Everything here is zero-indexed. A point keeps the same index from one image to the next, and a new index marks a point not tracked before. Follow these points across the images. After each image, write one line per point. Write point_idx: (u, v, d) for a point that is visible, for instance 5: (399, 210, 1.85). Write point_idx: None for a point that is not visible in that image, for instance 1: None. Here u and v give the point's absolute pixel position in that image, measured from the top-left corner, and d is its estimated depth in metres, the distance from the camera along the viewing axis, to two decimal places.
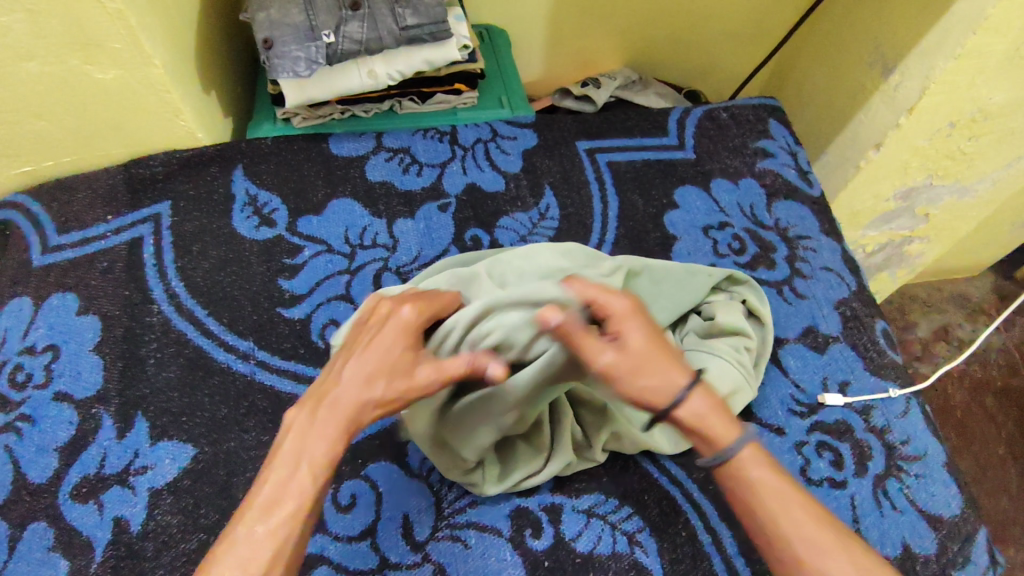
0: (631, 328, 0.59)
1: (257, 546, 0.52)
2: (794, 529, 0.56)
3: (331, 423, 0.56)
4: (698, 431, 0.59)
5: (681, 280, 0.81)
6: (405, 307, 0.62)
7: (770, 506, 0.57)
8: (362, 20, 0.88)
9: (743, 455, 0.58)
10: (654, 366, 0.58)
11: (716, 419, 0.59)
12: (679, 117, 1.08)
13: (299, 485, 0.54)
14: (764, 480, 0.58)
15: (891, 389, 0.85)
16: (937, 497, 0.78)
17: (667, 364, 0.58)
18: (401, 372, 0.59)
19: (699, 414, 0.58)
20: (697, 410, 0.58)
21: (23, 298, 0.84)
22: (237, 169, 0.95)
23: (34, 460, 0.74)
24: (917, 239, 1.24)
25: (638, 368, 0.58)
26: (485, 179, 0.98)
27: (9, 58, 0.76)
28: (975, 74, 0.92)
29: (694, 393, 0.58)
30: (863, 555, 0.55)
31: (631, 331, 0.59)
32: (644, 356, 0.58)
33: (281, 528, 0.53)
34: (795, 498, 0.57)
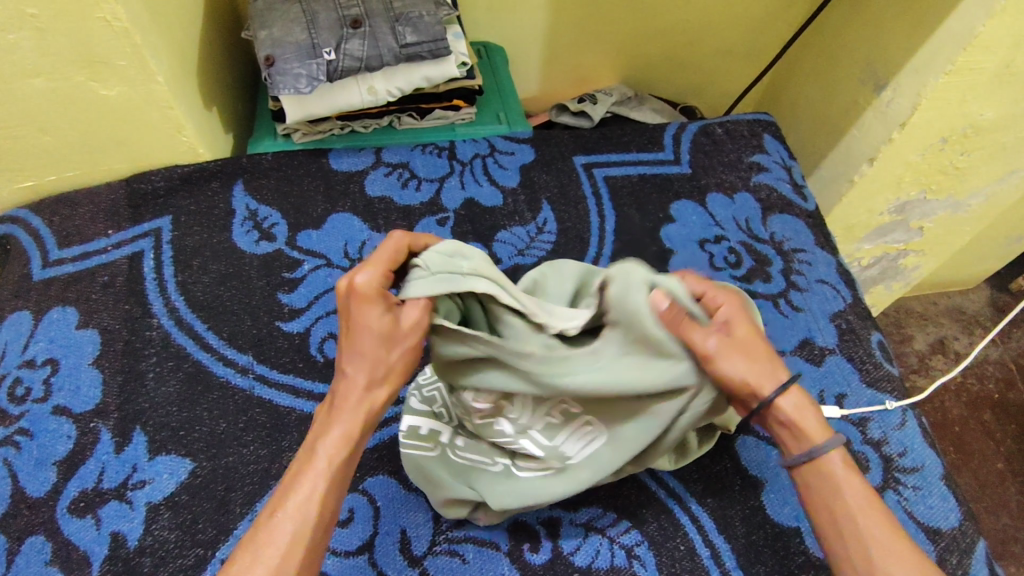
0: (739, 320, 0.57)
1: (286, 529, 0.52)
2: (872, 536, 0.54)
3: (350, 415, 0.56)
4: (791, 424, 0.58)
5: None
6: (360, 275, 0.58)
7: (842, 496, 0.56)
8: (363, 38, 0.89)
9: (833, 456, 0.57)
10: (756, 356, 0.57)
11: (808, 413, 0.58)
12: (674, 132, 1.10)
13: (314, 470, 0.55)
14: (843, 481, 0.57)
15: (887, 401, 0.85)
16: (936, 509, 0.78)
17: (769, 361, 0.57)
18: (398, 338, 0.57)
19: (792, 411, 0.58)
20: (790, 407, 0.57)
21: (24, 311, 0.84)
22: (238, 184, 0.96)
23: (33, 474, 0.74)
24: (912, 252, 1.25)
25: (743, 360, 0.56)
26: (484, 194, 0.99)
27: (16, 74, 0.77)
28: (965, 92, 0.94)
29: (788, 388, 0.57)
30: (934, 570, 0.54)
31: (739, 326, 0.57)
32: (745, 345, 0.56)
33: (312, 517, 0.53)
34: (877, 510, 0.55)
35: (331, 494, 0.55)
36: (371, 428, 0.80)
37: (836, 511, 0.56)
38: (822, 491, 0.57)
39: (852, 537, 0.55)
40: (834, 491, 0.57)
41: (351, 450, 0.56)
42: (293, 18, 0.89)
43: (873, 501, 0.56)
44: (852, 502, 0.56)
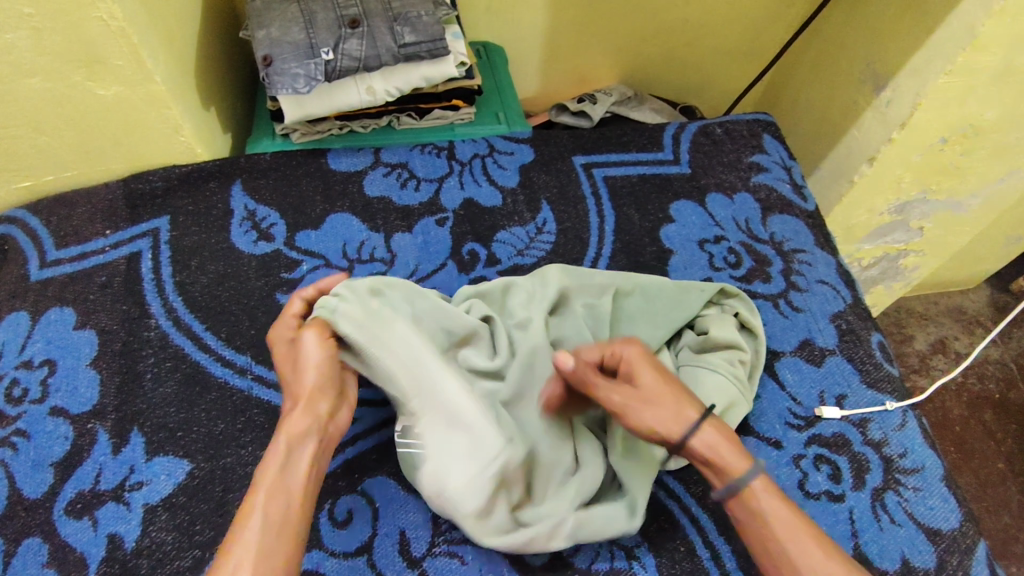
0: (642, 367, 0.68)
1: (243, 557, 0.54)
2: (805, 559, 0.58)
3: (284, 444, 0.61)
4: (708, 459, 0.64)
5: (674, 297, 0.83)
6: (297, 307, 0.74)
7: (769, 525, 0.60)
8: (361, 38, 0.89)
9: (754, 486, 0.62)
10: (664, 400, 0.65)
11: (725, 448, 0.64)
12: (674, 132, 1.09)
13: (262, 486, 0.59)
14: (769, 509, 0.61)
15: (888, 402, 0.85)
16: (936, 510, 0.78)
17: (676, 401, 0.65)
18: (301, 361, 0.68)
19: (711, 445, 0.64)
20: (708, 441, 0.64)
21: (21, 312, 0.84)
22: (236, 184, 0.96)
23: (29, 475, 0.73)
24: (912, 252, 1.25)
25: (640, 408, 0.65)
26: (483, 194, 0.99)
27: (12, 74, 0.77)
28: (965, 91, 0.93)
29: (702, 422, 0.64)
30: None
31: (643, 374, 0.67)
32: (655, 392, 0.66)
33: (268, 540, 0.56)
34: (805, 533, 0.59)
35: (277, 499, 0.58)
36: (369, 428, 0.79)
37: (768, 542, 0.60)
38: (755, 524, 0.61)
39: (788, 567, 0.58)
40: (766, 529, 0.60)
41: (287, 463, 0.61)
42: (290, 18, 0.89)
43: (801, 521, 0.60)
44: (780, 527, 0.60)
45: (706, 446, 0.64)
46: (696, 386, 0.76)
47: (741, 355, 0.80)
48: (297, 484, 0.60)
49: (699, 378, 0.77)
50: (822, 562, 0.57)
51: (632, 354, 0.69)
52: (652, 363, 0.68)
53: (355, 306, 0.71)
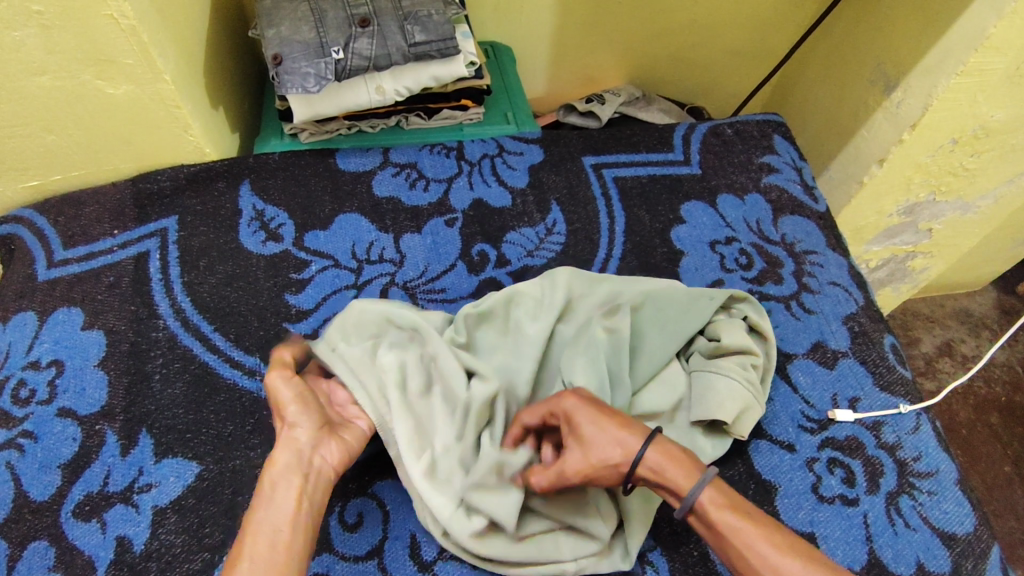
0: (581, 414, 0.66)
1: None
2: (761, 563, 0.58)
3: (269, 478, 0.62)
4: (661, 481, 0.63)
5: (684, 307, 0.82)
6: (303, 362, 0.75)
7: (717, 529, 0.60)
8: (371, 37, 0.88)
9: (702, 500, 0.62)
10: (608, 445, 0.64)
11: (676, 467, 0.63)
12: (684, 133, 1.09)
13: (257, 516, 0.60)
14: (719, 521, 0.61)
15: (901, 405, 0.84)
16: (950, 515, 0.77)
17: (618, 436, 0.65)
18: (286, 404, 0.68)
19: (657, 468, 0.63)
20: (654, 466, 0.64)
21: (28, 312, 0.83)
22: (245, 184, 0.95)
23: (36, 478, 0.73)
24: (920, 254, 1.25)
25: (598, 466, 0.64)
26: (492, 195, 0.99)
27: (21, 72, 0.77)
28: (976, 92, 0.93)
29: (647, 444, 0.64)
30: None
31: (584, 424, 0.65)
32: (600, 441, 0.64)
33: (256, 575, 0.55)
34: (758, 535, 0.59)
35: (270, 527, 0.59)
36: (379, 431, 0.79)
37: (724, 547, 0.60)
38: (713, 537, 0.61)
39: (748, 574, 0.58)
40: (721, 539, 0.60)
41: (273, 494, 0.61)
42: (300, 17, 0.88)
43: (746, 522, 0.60)
44: (729, 531, 0.60)
45: (653, 470, 0.63)
46: (708, 391, 0.76)
47: (754, 360, 0.79)
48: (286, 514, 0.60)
49: (711, 385, 0.76)
50: (775, 561, 0.57)
51: (574, 405, 0.67)
52: (591, 412, 0.66)
53: (353, 349, 0.75)
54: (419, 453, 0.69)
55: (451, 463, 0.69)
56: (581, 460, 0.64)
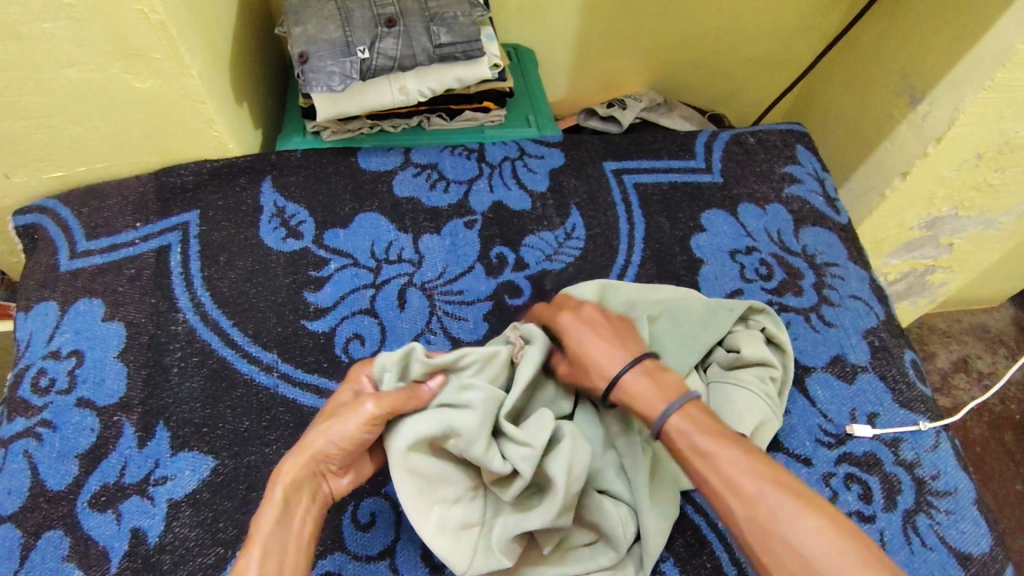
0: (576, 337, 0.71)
1: None
2: (728, 482, 0.57)
3: (281, 493, 0.61)
4: (635, 406, 0.65)
5: (703, 318, 0.81)
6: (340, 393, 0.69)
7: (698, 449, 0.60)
8: (397, 37, 0.89)
9: (672, 422, 0.62)
10: (593, 355, 0.69)
11: (648, 395, 0.64)
12: (706, 140, 1.08)
13: (260, 528, 0.59)
14: (690, 442, 0.60)
15: (921, 422, 0.83)
16: (967, 535, 0.76)
17: (604, 355, 0.68)
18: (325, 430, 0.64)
19: (633, 393, 0.65)
20: (632, 391, 0.65)
21: (50, 302, 0.84)
22: (266, 180, 0.95)
23: (54, 467, 0.73)
24: (940, 269, 1.23)
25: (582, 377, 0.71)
26: (512, 198, 0.98)
27: (51, 64, 0.77)
28: (1004, 107, 0.92)
29: (633, 368, 0.66)
30: (796, 496, 0.55)
31: (575, 331, 0.71)
32: (585, 350, 0.69)
33: None
34: (727, 456, 0.58)
35: (269, 544, 0.58)
36: None
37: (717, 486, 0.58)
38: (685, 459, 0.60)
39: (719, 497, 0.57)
40: (692, 462, 0.60)
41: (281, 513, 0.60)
42: (326, 16, 0.88)
43: (711, 440, 0.59)
44: (696, 452, 0.59)
45: (626, 393, 0.66)
46: (728, 402, 0.75)
47: (772, 372, 0.79)
48: (290, 537, 0.59)
49: (730, 396, 0.76)
50: (743, 476, 0.57)
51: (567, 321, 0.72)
52: (590, 330, 0.70)
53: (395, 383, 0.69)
54: (428, 509, 0.65)
55: (462, 516, 0.66)
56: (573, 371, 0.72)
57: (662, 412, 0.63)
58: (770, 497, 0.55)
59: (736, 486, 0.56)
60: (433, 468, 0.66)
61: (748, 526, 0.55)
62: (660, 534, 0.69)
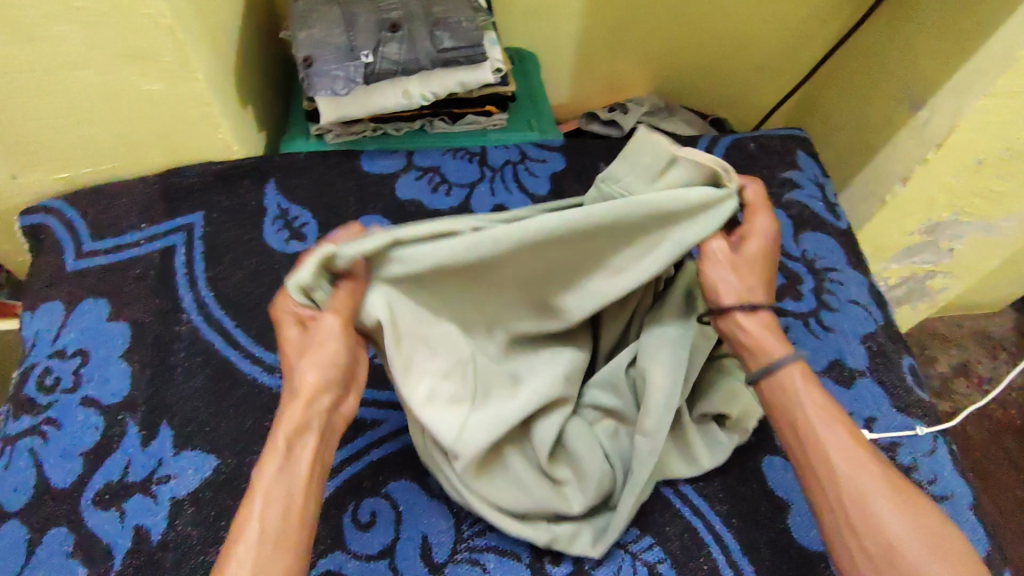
0: (754, 241, 0.67)
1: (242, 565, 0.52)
2: (828, 437, 0.59)
3: (283, 440, 0.57)
4: (749, 338, 0.64)
5: None
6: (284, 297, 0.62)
7: (805, 411, 0.60)
8: (401, 42, 0.90)
9: (790, 369, 0.62)
10: (753, 274, 0.66)
11: (772, 336, 0.64)
12: (707, 145, 1.09)
13: (266, 475, 0.55)
14: (803, 394, 0.61)
15: (918, 427, 0.84)
16: (963, 539, 0.77)
17: (757, 283, 0.66)
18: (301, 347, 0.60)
19: (762, 330, 0.64)
20: (760, 325, 0.64)
21: (56, 301, 0.85)
22: (270, 182, 0.96)
23: (59, 464, 0.74)
24: (940, 274, 1.24)
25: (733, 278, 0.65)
26: (514, 202, 0.99)
27: (60, 67, 0.78)
28: (1006, 114, 0.92)
29: (767, 311, 0.65)
30: (893, 473, 0.57)
31: (754, 241, 0.67)
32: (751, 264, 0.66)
33: (265, 555, 0.52)
34: (836, 419, 0.60)
35: (277, 488, 0.55)
36: (396, 431, 0.80)
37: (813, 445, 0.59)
38: (785, 404, 0.62)
39: (813, 447, 0.59)
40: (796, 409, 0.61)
41: (284, 456, 0.56)
42: (332, 21, 0.90)
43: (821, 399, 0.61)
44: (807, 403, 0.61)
45: (756, 328, 0.64)
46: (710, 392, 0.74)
47: None
48: (299, 478, 0.56)
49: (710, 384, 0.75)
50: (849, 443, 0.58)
51: (763, 225, 0.68)
52: (767, 250, 0.67)
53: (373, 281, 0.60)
54: (417, 378, 0.62)
55: (449, 391, 0.63)
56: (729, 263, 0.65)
57: (785, 356, 0.63)
58: (869, 464, 0.57)
59: (837, 452, 0.58)
60: (416, 329, 0.62)
61: (834, 476, 0.57)
62: (627, 515, 0.69)
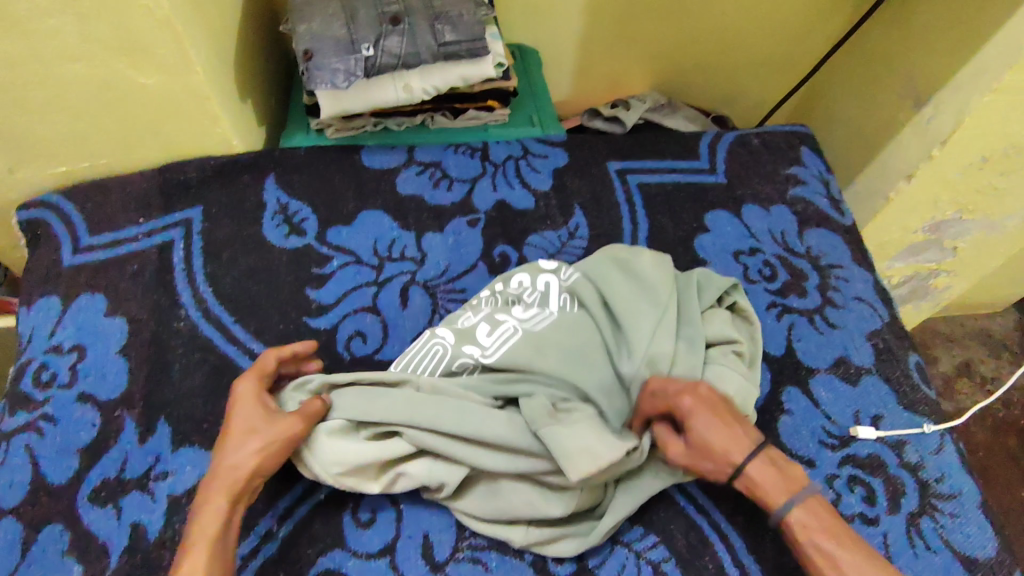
0: (700, 418, 0.65)
1: None
2: None
3: (224, 503, 0.61)
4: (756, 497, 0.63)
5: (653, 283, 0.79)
6: (239, 381, 0.69)
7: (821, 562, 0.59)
8: (402, 35, 0.89)
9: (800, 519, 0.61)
10: (722, 443, 0.64)
11: (772, 485, 0.63)
12: (710, 141, 1.08)
13: (208, 530, 0.60)
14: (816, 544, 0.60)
15: (925, 425, 0.83)
16: (972, 538, 0.75)
17: (729, 442, 0.64)
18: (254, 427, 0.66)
19: (759, 482, 0.63)
20: (757, 479, 0.63)
21: (53, 297, 0.84)
22: (270, 177, 0.95)
23: (54, 461, 0.73)
24: (943, 272, 1.23)
25: (696, 463, 0.65)
26: (516, 197, 0.98)
27: (56, 59, 0.77)
28: (1010, 110, 0.91)
29: (757, 456, 0.64)
30: None
31: (697, 424, 0.65)
32: (710, 439, 0.64)
33: None
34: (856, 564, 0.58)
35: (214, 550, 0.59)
36: None
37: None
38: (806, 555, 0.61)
39: None
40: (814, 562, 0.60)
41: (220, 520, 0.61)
42: (331, 13, 0.89)
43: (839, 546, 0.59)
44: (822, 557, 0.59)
45: (753, 483, 0.63)
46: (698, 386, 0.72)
47: (737, 348, 0.76)
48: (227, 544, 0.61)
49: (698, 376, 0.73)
50: None
51: (691, 404, 0.66)
52: (709, 415, 0.65)
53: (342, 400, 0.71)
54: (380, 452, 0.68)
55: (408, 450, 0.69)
56: (682, 452, 0.65)
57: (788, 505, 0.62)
58: None
59: None
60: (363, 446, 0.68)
61: None
62: (612, 523, 0.69)
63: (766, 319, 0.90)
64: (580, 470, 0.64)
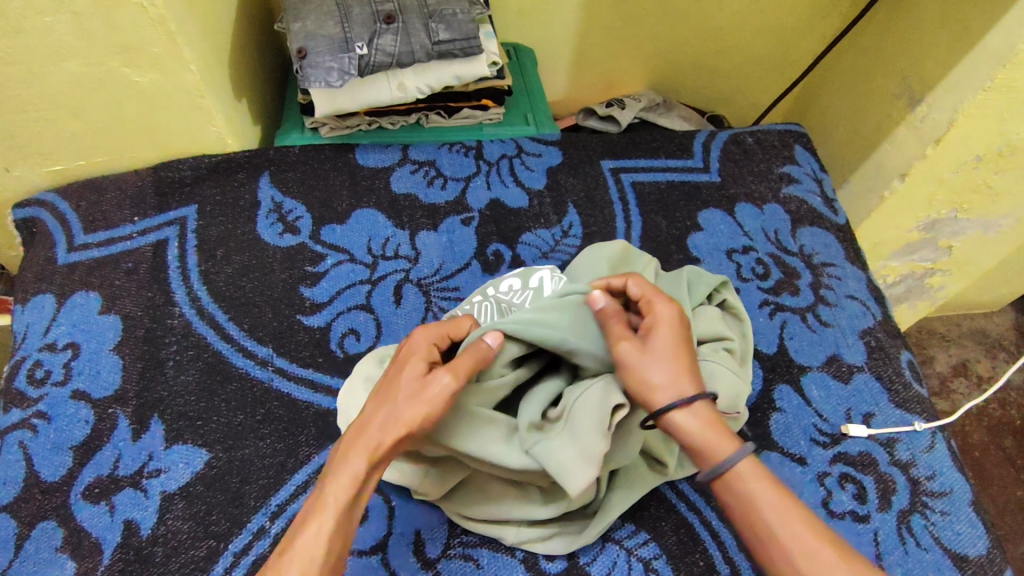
0: (662, 328, 0.63)
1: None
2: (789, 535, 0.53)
3: (356, 467, 0.56)
4: (692, 437, 0.58)
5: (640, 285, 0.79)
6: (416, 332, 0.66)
7: (759, 510, 0.55)
8: (395, 34, 0.89)
9: (742, 467, 0.57)
10: (680, 361, 0.61)
11: (713, 427, 0.59)
12: (704, 140, 1.09)
13: (333, 497, 0.55)
14: (757, 491, 0.56)
15: (916, 422, 0.83)
16: (963, 536, 0.76)
17: (688, 367, 0.61)
18: (416, 391, 0.60)
19: (700, 420, 0.59)
20: (699, 413, 0.59)
21: (47, 294, 0.85)
22: (264, 176, 0.96)
23: (47, 458, 0.73)
24: (939, 272, 1.23)
25: (644, 365, 0.61)
26: (509, 195, 0.99)
27: (48, 58, 0.77)
28: (1003, 110, 0.91)
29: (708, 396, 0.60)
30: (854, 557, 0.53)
31: (661, 333, 0.63)
32: (671, 352, 0.61)
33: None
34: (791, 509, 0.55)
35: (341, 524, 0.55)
36: None
37: (758, 529, 0.55)
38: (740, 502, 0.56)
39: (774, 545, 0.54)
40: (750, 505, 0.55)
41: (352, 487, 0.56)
42: (326, 12, 0.89)
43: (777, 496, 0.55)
44: (762, 500, 0.55)
45: (694, 415, 0.59)
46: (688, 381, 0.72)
47: (726, 344, 0.77)
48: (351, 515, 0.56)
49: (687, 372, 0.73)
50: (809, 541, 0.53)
51: (667, 314, 0.64)
52: (677, 335, 0.63)
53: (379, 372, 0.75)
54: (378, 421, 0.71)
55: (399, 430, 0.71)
56: (633, 350, 0.62)
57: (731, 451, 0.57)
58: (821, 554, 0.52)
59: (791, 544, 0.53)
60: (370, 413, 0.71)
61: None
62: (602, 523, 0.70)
63: (758, 317, 0.90)
64: (581, 481, 0.61)
